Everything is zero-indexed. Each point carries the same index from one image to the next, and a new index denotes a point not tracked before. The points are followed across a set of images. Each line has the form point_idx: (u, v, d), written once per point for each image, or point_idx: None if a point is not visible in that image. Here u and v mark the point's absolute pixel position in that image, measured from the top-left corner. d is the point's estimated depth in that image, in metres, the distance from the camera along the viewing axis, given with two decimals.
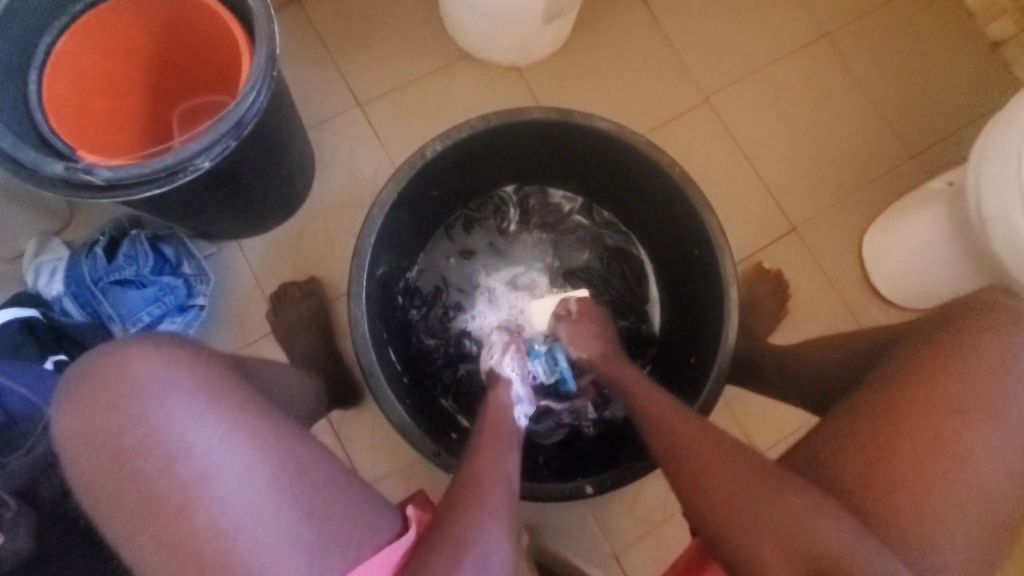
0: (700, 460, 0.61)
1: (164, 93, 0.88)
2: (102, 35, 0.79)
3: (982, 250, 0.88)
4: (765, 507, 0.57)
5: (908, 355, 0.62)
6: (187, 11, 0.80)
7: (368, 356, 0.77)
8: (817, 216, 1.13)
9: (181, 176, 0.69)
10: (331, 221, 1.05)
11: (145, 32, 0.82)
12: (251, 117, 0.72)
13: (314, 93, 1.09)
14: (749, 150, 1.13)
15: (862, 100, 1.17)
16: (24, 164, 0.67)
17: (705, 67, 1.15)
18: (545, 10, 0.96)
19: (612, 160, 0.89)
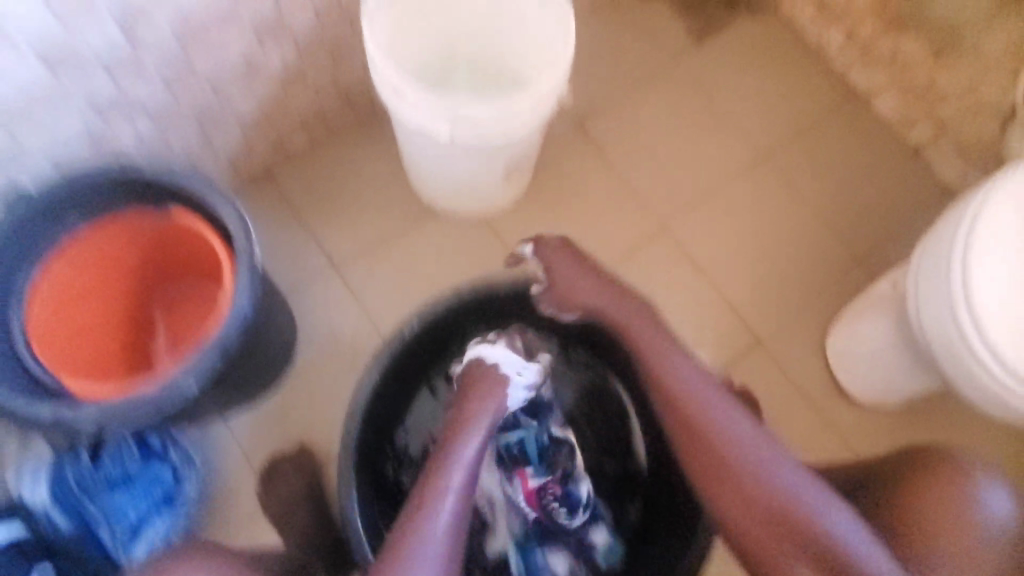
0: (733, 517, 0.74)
1: (145, 294, 0.94)
2: (82, 259, 0.85)
3: (933, 363, 0.93)
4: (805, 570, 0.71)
5: (889, 497, 0.76)
6: (163, 226, 0.86)
7: (362, 547, 0.78)
8: (779, 327, 1.19)
9: (170, 405, 0.74)
10: (315, 384, 1.07)
11: (125, 248, 0.88)
12: (235, 337, 0.76)
13: (292, 259, 1.14)
14: (708, 270, 1.21)
15: (804, 213, 1.26)
16: (16, 413, 0.73)
17: (656, 196, 1.24)
18: (505, 172, 1.04)
19: (583, 314, 0.93)
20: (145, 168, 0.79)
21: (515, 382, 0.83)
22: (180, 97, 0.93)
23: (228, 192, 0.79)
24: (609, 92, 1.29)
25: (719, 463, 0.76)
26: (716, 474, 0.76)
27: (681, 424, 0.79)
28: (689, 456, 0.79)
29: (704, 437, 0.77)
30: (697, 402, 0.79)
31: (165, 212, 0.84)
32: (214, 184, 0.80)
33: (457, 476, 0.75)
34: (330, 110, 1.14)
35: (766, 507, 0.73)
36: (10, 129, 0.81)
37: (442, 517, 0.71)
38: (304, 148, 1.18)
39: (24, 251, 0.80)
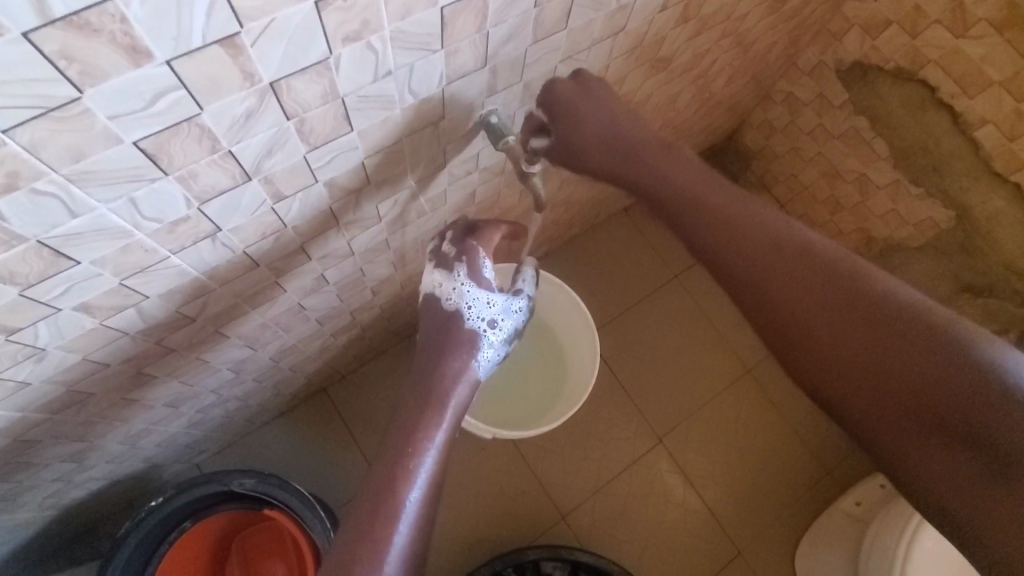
0: (718, 231, 0.68)
1: (219, 562, 1.10)
2: (189, 546, 1.03)
3: None
4: (762, 297, 0.65)
5: None
6: (259, 515, 1.09)
7: None
8: (755, 539, 1.42)
9: None
10: None
11: (217, 528, 1.06)
12: None
13: (343, 476, 1.33)
14: (695, 481, 1.44)
15: (783, 428, 1.51)
16: None
17: (656, 411, 1.49)
18: None
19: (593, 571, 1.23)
20: (257, 487, 0.99)
21: (478, 308, 0.81)
22: (265, 380, 1.10)
23: (320, 514, 0.99)
24: (622, 311, 1.56)
25: (798, 313, 0.62)
26: (811, 321, 0.61)
27: (697, 210, 0.71)
28: (703, 225, 0.70)
29: (769, 257, 0.65)
30: (811, 265, 0.63)
31: (264, 510, 1.03)
32: (311, 500, 1.00)
33: (424, 472, 0.72)
34: (383, 342, 1.35)
35: (819, 260, 0.63)
36: (133, 442, 0.97)
37: (415, 491, 0.71)
38: (354, 367, 1.38)
39: (147, 552, 0.97)
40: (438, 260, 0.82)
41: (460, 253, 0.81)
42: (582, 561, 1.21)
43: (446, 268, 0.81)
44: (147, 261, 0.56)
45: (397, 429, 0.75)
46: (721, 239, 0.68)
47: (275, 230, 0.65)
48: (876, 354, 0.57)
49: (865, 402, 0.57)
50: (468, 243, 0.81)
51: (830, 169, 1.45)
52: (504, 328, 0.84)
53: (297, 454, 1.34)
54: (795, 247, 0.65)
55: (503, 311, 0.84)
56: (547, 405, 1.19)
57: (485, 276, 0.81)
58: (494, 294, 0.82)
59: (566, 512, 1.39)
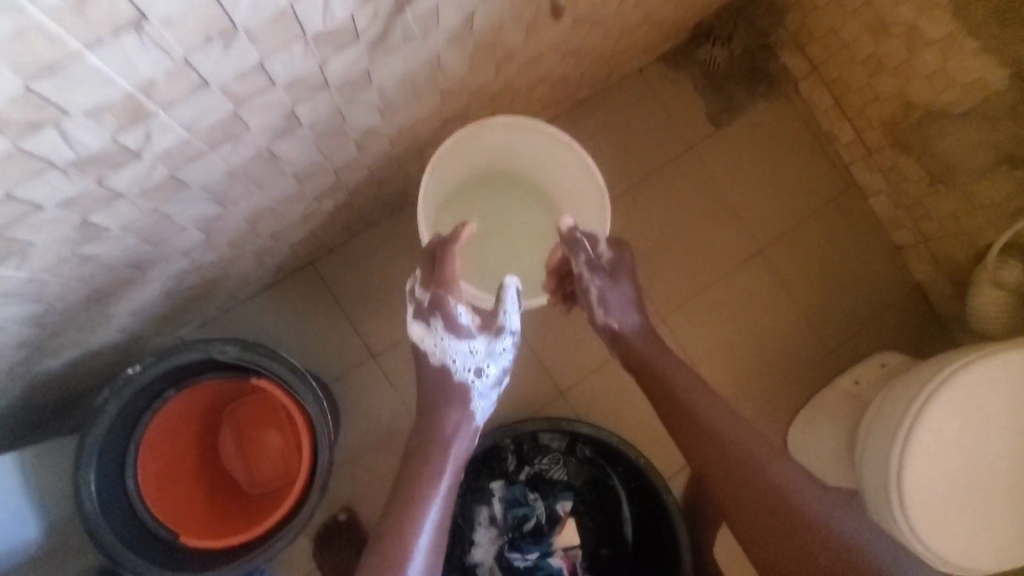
0: (679, 415, 1.08)
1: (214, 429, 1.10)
2: (180, 410, 1.00)
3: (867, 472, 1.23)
4: (717, 479, 1.03)
5: None
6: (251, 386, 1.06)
7: None
8: (753, 415, 1.42)
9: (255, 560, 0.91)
10: (358, 460, 1.28)
11: (209, 394, 1.04)
12: (311, 512, 0.92)
13: (335, 349, 1.29)
14: (696, 359, 1.41)
15: (790, 309, 1.46)
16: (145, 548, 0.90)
17: (661, 290, 1.42)
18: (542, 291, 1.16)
19: (593, 442, 1.21)
20: (242, 356, 0.92)
21: (463, 360, 0.95)
22: (242, 247, 1.01)
23: (310, 383, 0.94)
24: (632, 184, 1.45)
25: (746, 517, 1.00)
26: (753, 520, 0.99)
27: (672, 404, 1.10)
28: (667, 405, 1.10)
29: (729, 469, 1.02)
30: (739, 470, 1.02)
31: (253, 379, 0.98)
32: (299, 369, 0.94)
33: (428, 519, 0.87)
34: (372, 212, 1.25)
35: (745, 464, 1.01)
36: (101, 308, 0.89)
37: (422, 538, 0.85)
38: (342, 239, 1.29)
39: (133, 414, 0.94)
40: (417, 315, 0.97)
41: (433, 308, 0.95)
42: (582, 433, 1.18)
43: (426, 325, 0.96)
44: (54, 54, 0.43)
45: (405, 481, 0.91)
46: (684, 436, 1.08)
47: (224, 33, 0.52)
48: (791, 540, 0.96)
49: (784, 563, 0.97)
50: (438, 302, 0.96)
51: (876, 22, 1.27)
52: (492, 378, 0.98)
53: (285, 328, 1.28)
54: (734, 466, 1.02)
55: (487, 354, 0.97)
56: (557, 261, 1.19)
57: (463, 332, 0.95)
58: (475, 340, 0.95)
59: (565, 388, 1.37)
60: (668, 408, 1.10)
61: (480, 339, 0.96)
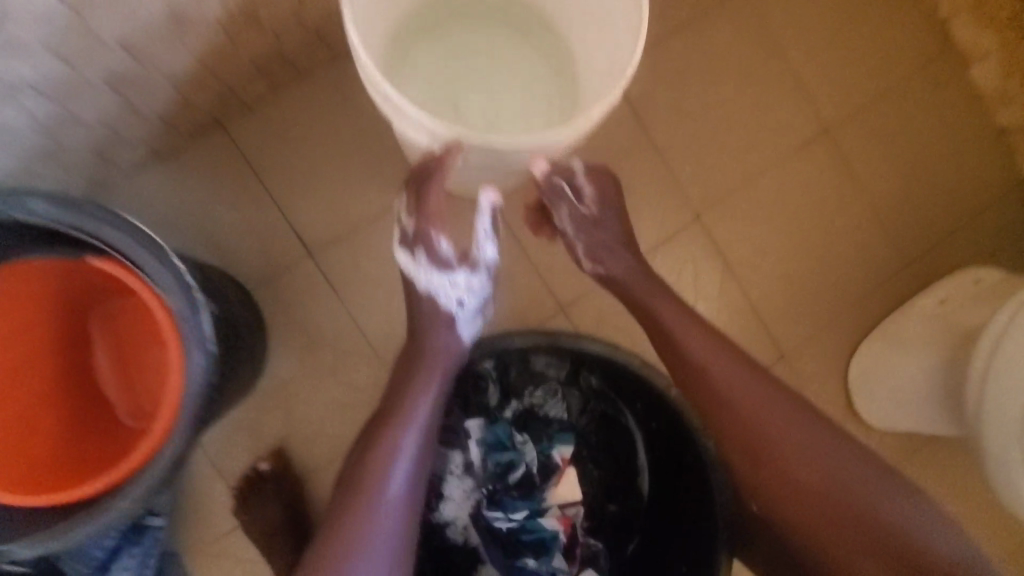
0: (719, 405, 0.78)
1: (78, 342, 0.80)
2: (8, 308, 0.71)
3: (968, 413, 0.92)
4: (756, 452, 0.76)
5: None
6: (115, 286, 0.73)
7: None
8: (806, 340, 1.10)
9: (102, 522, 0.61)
10: (291, 391, 0.96)
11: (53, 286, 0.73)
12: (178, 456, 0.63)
13: (258, 243, 0.95)
14: (738, 269, 1.08)
15: (862, 207, 1.11)
16: None
17: (699, 178, 1.05)
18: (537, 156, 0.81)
19: (600, 368, 0.90)
20: (62, 220, 0.59)
21: (447, 298, 0.78)
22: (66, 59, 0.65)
23: (167, 261, 0.62)
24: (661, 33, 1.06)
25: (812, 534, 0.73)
26: (815, 535, 0.73)
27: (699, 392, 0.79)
28: (704, 399, 0.79)
29: (778, 476, 0.75)
30: (803, 474, 0.74)
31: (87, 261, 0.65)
32: (151, 241, 0.61)
33: (389, 520, 0.69)
34: (295, 47, 0.87)
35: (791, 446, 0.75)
36: None
37: (382, 532, 0.68)
38: (259, 91, 0.93)
39: None
40: (402, 236, 0.77)
41: (416, 234, 0.76)
42: (584, 354, 0.87)
43: (408, 246, 0.76)
44: None
45: (364, 452, 0.73)
46: (723, 420, 0.78)
47: None
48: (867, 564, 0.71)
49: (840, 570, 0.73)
50: (420, 224, 0.76)
51: None
52: (478, 302, 0.79)
53: (188, 214, 0.94)
54: (789, 455, 0.74)
55: (472, 292, 0.79)
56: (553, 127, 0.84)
57: (444, 259, 0.76)
58: (457, 273, 0.77)
59: (566, 303, 1.05)
60: (693, 387, 0.80)
61: (462, 271, 0.77)
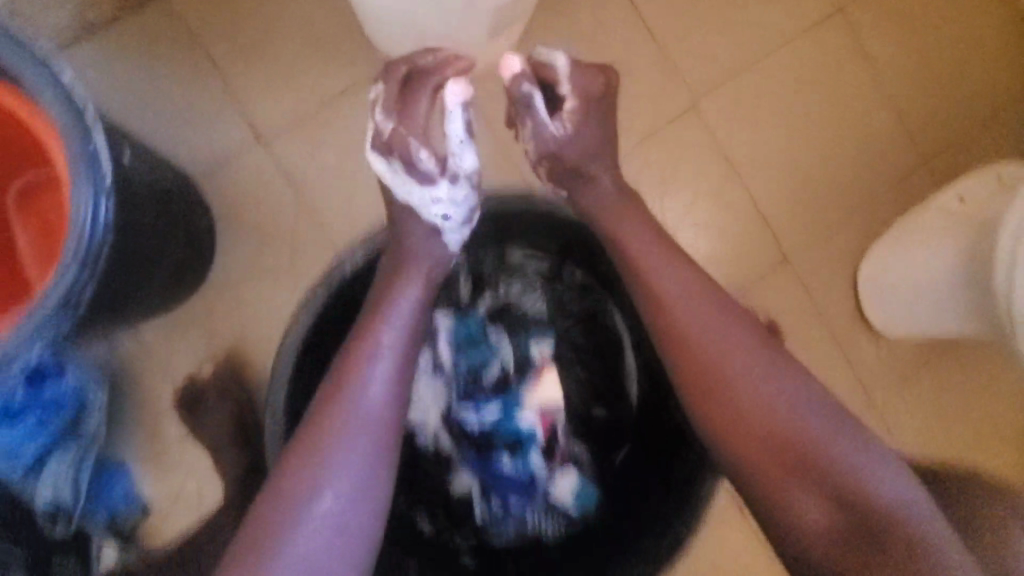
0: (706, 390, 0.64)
1: None
2: None
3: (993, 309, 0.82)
4: (745, 445, 0.62)
5: None
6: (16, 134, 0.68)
7: None
8: (812, 244, 1.01)
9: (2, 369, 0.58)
10: (244, 291, 0.88)
11: None
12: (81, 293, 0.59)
13: (203, 124, 0.86)
14: (739, 164, 0.98)
15: (876, 98, 1.00)
16: None
17: (693, 59, 0.95)
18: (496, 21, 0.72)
19: (582, 253, 0.78)
20: None
21: (430, 217, 0.68)
22: None
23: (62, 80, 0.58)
24: None
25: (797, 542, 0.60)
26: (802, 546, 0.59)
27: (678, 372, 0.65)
28: (686, 381, 0.65)
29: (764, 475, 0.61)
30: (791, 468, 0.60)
31: None
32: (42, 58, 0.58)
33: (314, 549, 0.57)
34: None
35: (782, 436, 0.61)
36: None
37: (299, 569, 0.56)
38: None
39: None
40: (374, 142, 0.67)
41: (390, 141, 0.66)
42: (561, 236, 0.76)
43: (383, 152, 0.67)
44: None
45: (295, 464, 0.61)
46: (702, 408, 0.64)
47: None
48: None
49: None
50: (395, 130, 0.66)
51: None
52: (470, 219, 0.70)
53: (127, 90, 0.85)
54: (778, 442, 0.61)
55: (460, 208, 0.69)
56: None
57: (426, 172, 0.66)
58: (439, 186, 0.67)
59: None
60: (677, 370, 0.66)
61: (449, 184, 0.68)
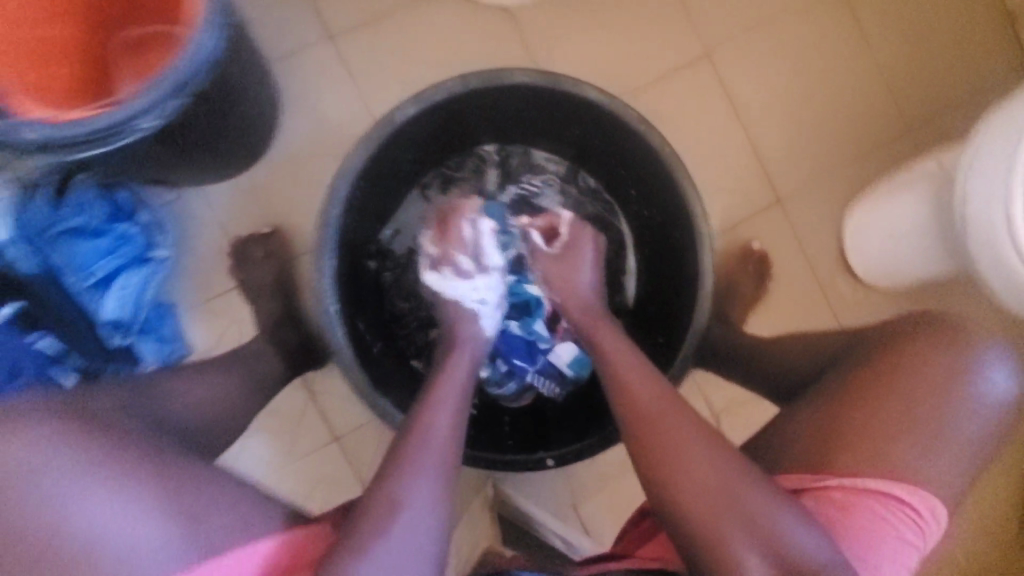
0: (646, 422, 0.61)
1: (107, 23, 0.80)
2: None
3: (956, 244, 0.92)
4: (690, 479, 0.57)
5: None
6: None
7: (328, 305, 0.75)
8: (802, 191, 1.12)
9: (116, 140, 0.63)
10: (297, 167, 0.99)
11: None
12: (198, 76, 0.65)
13: (277, 18, 0.98)
14: (742, 111, 1.09)
15: (868, 70, 1.13)
16: None
17: (709, 15, 1.08)
18: None
19: (600, 148, 0.89)
20: None
21: (468, 293, 0.83)
22: None
23: None
24: None
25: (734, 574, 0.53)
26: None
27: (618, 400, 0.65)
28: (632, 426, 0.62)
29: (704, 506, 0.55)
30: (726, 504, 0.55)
31: None
32: None
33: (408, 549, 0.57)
34: None
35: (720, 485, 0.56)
36: None
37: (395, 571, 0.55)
38: None
39: None
40: (429, 263, 0.85)
41: (440, 258, 0.84)
42: (578, 133, 0.88)
43: (437, 270, 0.84)
44: None
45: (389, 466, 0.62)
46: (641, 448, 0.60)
47: None
48: None
49: None
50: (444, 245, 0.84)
51: None
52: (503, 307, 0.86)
53: None
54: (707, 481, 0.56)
55: (490, 287, 0.85)
56: None
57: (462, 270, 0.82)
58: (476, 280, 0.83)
59: None
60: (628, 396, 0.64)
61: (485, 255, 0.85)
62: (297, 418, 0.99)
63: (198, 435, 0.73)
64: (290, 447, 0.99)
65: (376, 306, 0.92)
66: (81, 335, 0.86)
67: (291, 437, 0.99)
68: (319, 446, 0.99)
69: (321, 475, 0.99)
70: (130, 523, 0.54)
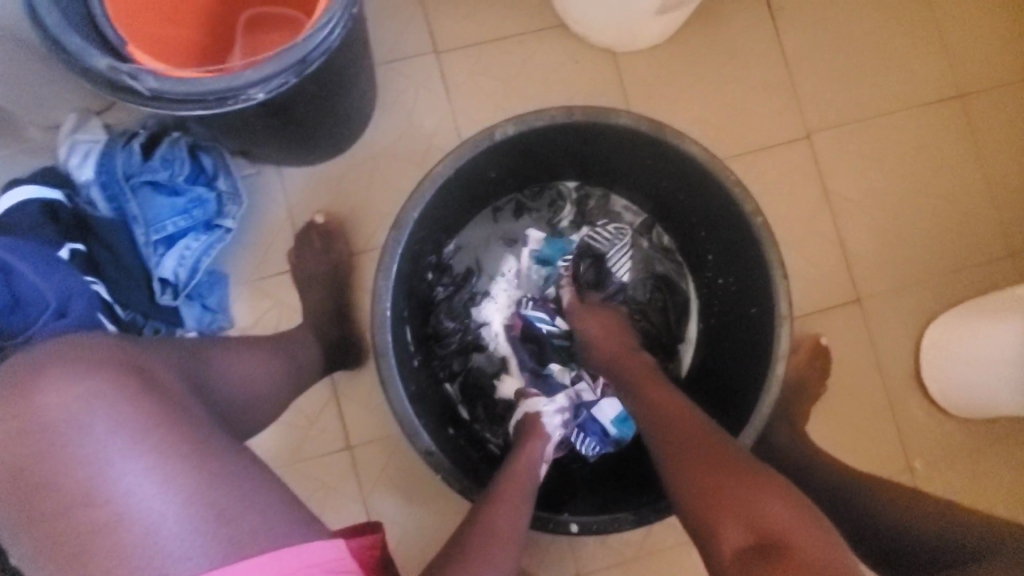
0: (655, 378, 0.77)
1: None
2: None
3: None
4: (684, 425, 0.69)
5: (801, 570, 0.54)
6: None
7: (383, 306, 0.73)
8: (885, 294, 1.04)
9: (231, 103, 0.64)
10: (376, 168, 0.99)
11: None
12: (318, 54, 0.65)
13: (390, 24, 1.01)
14: (834, 200, 1.05)
15: (976, 184, 1.07)
16: (67, 48, 0.61)
17: (817, 98, 1.05)
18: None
19: (684, 206, 0.86)
20: None
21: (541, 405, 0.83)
22: None
23: None
24: None
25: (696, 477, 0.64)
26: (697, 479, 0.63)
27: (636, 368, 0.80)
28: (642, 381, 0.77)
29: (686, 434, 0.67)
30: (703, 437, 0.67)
31: None
32: None
33: None
34: None
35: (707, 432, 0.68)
36: None
37: None
38: None
39: None
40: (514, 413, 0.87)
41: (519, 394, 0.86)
42: (665, 186, 0.85)
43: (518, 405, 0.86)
44: None
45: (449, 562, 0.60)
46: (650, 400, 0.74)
47: None
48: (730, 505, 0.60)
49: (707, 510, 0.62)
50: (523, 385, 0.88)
51: None
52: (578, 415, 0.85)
53: None
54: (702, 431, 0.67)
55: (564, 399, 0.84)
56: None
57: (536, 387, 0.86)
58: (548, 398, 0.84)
59: None
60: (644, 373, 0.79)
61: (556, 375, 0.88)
62: (314, 417, 0.96)
63: (238, 410, 0.74)
64: (299, 445, 0.95)
65: (423, 321, 0.89)
66: (133, 286, 0.87)
67: (303, 436, 0.95)
68: (329, 451, 0.95)
69: (324, 480, 0.95)
70: (169, 494, 0.54)
